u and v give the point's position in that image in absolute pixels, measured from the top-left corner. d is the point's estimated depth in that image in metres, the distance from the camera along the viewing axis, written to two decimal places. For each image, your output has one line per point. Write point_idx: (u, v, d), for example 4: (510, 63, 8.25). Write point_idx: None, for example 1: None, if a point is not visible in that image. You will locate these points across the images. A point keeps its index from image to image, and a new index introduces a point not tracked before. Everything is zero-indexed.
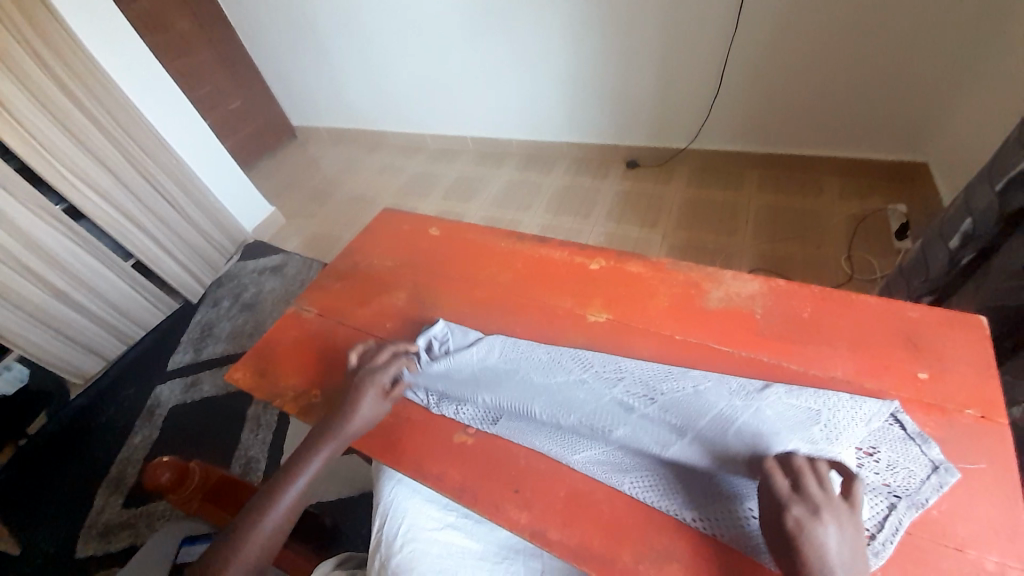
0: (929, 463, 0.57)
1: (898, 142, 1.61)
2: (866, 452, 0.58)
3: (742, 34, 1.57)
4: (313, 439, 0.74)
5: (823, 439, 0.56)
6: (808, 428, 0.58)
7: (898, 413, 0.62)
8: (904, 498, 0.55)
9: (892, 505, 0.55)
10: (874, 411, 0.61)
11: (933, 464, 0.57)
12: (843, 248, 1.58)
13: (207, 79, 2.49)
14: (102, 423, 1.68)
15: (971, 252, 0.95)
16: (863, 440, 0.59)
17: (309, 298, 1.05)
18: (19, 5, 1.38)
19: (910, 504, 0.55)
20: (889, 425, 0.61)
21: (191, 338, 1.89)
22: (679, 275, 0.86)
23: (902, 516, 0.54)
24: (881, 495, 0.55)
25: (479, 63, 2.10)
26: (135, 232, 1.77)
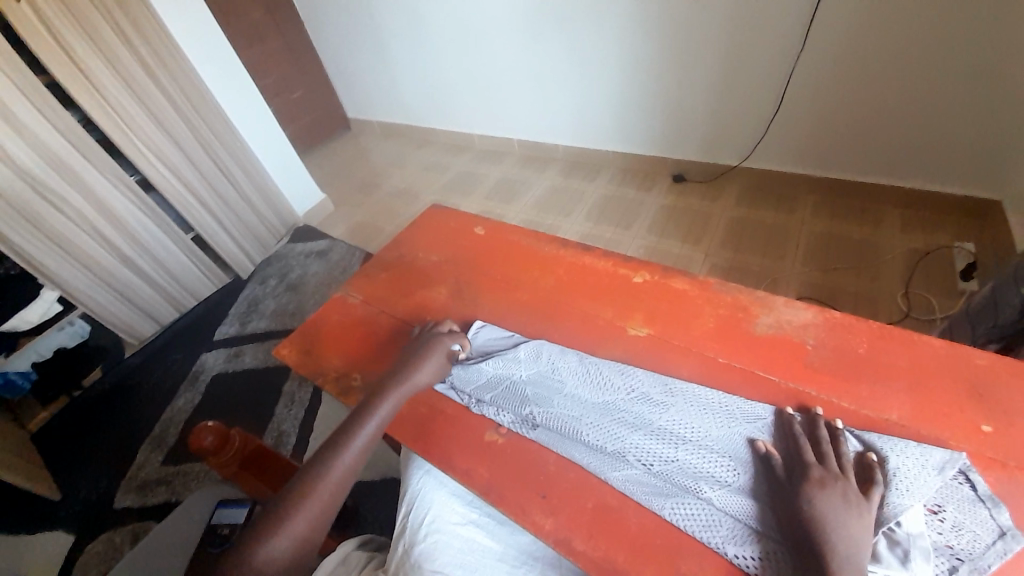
0: (996, 528, 0.54)
1: (973, 175, 1.50)
2: (929, 509, 0.56)
3: (808, 53, 1.52)
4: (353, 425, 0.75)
5: (890, 490, 0.56)
6: (872, 479, 0.57)
7: (970, 472, 0.58)
8: (967, 562, 0.52)
9: (953, 568, 0.52)
10: (943, 461, 0.58)
11: (1000, 530, 0.53)
12: (901, 284, 1.49)
13: (274, 68, 2.63)
14: (150, 383, 1.80)
15: None
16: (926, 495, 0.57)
17: (355, 284, 1.09)
18: None
19: (973, 568, 0.52)
20: (958, 484, 0.57)
21: (238, 313, 1.99)
22: (726, 296, 0.85)
23: None
24: (943, 556, 0.53)
25: (531, 68, 2.12)
26: (197, 208, 1.88)
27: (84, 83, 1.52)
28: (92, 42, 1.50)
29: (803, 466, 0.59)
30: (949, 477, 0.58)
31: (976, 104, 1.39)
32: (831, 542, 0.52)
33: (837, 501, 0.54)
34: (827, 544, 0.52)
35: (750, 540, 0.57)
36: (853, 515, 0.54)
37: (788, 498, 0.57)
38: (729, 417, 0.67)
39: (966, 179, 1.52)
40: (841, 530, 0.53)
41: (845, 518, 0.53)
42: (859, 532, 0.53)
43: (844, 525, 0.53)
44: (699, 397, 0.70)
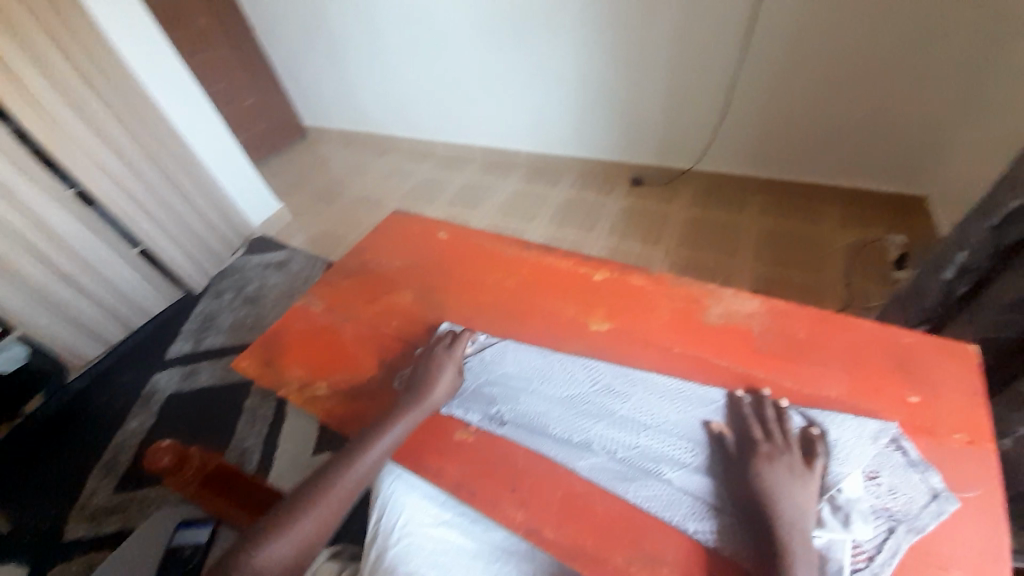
0: (930, 490, 0.59)
1: (899, 174, 1.65)
2: (868, 475, 0.61)
3: (751, 62, 1.63)
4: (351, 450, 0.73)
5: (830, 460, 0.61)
6: (813, 450, 0.62)
7: (901, 439, 0.64)
8: (904, 522, 0.57)
9: (891, 529, 0.57)
10: (878, 430, 0.64)
11: (933, 492, 0.59)
12: (841, 275, 1.61)
13: (224, 75, 2.54)
14: (99, 407, 1.69)
15: (966, 284, 0.99)
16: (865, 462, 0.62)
17: (317, 292, 1.07)
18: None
19: (910, 528, 0.57)
20: (891, 451, 0.63)
21: (192, 329, 1.90)
22: (680, 289, 0.89)
23: (901, 540, 0.56)
24: (881, 518, 0.58)
25: (490, 76, 2.15)
26: (145, 222, 1.79)
27: (21, 93, 1.43)
28: (25, 52, 1.42)
29: (753, 443, 0.64)
30: (884, 446, 0.63)
31: (895, 109, 1.54)
32: (779, 510, 0.57)
33: (785, 473, 0.60)
34: (774, 512, 0.57)
35: (705, 513, 0.61)
36: (799, 484, 0.59)
37: (741, 473, 0.62)
38: (684, 402, 0.71)
39: (893, 177, 1.67)
40: (788, 498, 0.58)
41: (792, 488, 0.59)
42: (806, 499, 0.58)
43: (790, 494, 0.58)
44: (658, 385, 0.74)
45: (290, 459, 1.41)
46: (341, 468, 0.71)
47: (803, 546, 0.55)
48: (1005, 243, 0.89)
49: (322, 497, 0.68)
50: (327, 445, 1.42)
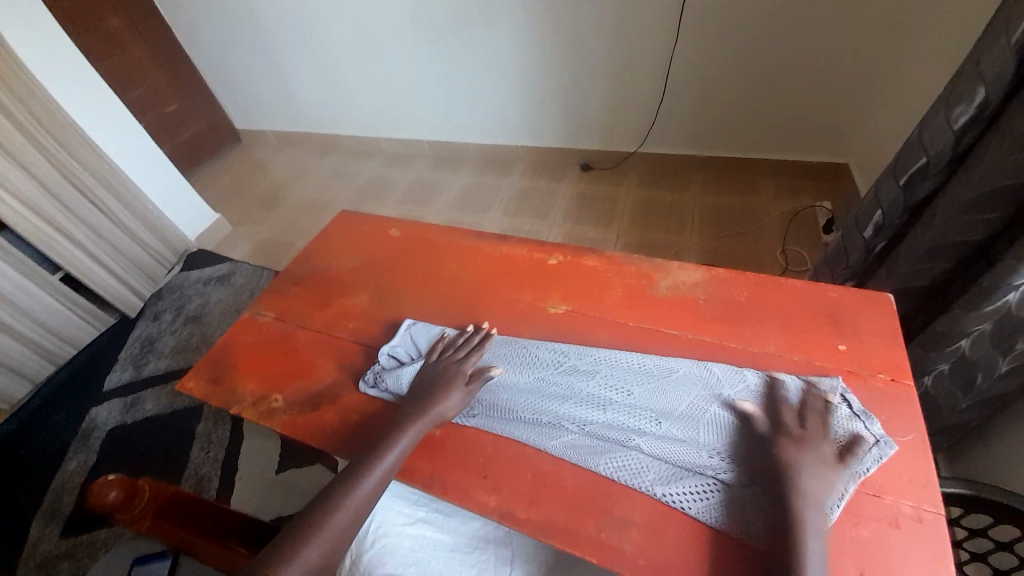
0: (872, 437, 0.62)
1: (822, 144, 1.77)
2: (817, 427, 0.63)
3: (684, 43, 1.69)
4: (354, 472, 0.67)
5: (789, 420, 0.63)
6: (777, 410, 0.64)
7: (847, 393, 0.67)
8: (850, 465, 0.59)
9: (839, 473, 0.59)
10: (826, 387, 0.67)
11: (874, 438, 0.62)
12: (778, 243, 1.72)
13: (140, 79, 2.35)
14: (30, 450, 1.54)
15: (883, 240, 1.09)
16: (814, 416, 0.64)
17: (265, 302, 1.02)
18: None
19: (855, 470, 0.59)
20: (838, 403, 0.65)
21: (130, 355, 1.77)
22: (631, 267, 0.92)
23: (847, 483, 0.58)
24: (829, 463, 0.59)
25: (432, 69, 2.12)
26: (64, 244, 1.64)
27: None
28: None
29: (774, 424, 0.63)
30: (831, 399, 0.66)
31: (815, 83, 1.65)
32: (798, 488, 0.56)
33: (803, 451, 0.59)
34: (793, 491, 0.56)
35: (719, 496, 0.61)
36: (819, 461, 0.58)
37: (760, 456, 0.61)
38: (648, 375, 0.73)
39: (815, 148, 1.79)
40: (811, 477, 0.57)
41: (812, 466, 0.58)
42: (828, 477, 0.57)
43: (812, 473, 0.57)
44: (632, 363, 0.75)
45: (253, 479, 1.35)
46: (349, 487, 0.65)
47: (817, 521, 0.55)
48: (914, 199, 0.99)
49: (325, 523, 0.61)
50: (291, 460, 1.37)
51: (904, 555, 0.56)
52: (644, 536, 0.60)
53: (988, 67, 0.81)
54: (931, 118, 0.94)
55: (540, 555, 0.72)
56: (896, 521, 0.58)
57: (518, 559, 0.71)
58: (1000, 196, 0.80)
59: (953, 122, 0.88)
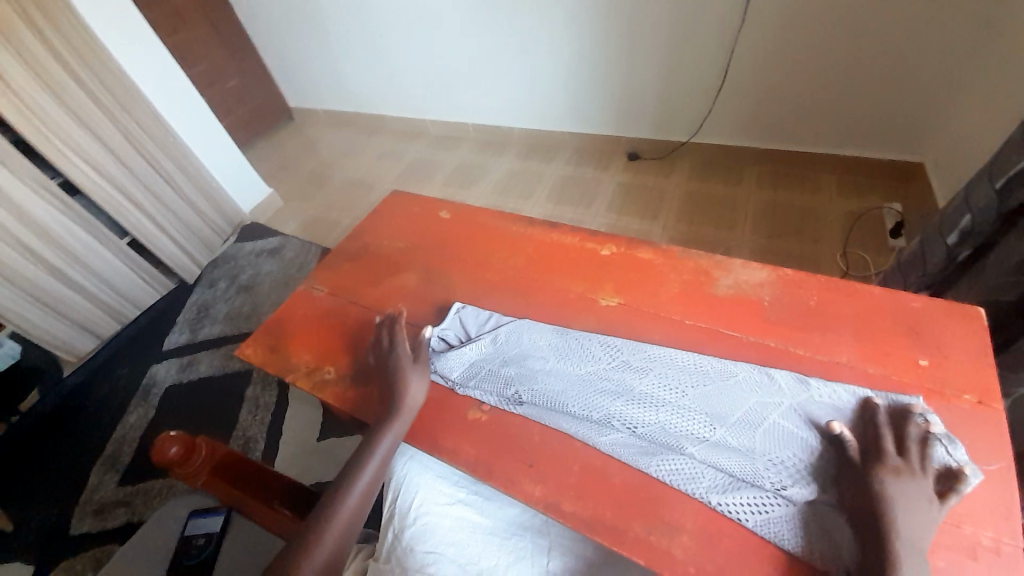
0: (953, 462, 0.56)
1: (898, 140, 1.63)
2: None
3: (751, 28, 1.58)
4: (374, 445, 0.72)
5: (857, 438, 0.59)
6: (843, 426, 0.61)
7: (926, 412, 0.61)
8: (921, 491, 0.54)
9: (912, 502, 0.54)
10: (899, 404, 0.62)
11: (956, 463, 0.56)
12: (839, 245, 1.61)
13: (204, 55, 2.44)
14: (96, 401, 1.67)
15: (969, 249, 0.98)
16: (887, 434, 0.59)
17: (318, 277, 1.05)
18: None
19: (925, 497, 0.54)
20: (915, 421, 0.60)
21: (187, 319, 1.88)
22: (688, 263, 0.88)
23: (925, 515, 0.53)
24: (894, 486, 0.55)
25: (482, 51, 2.09)
26: (132, 212, 1.75)
27: None
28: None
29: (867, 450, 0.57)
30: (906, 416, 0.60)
31: (897, 74, 1.52)
32: (896, 528, 0.51)
33: (907, 489, 0.53)
34: (889, 532, 0.51)
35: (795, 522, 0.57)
36: (921, 502, 0.52)
37: (854, 489, 0.55)
38: (704, 377, 0.70)
39: (887, 144, 1.66)
40: (911, 518, 0.51)
41: (914, 507, 0.52)
42: (929, 520, 0.52)
43: (913, 514, 0.52)
44: (692, 365, 0.72)
45: (295, 445, 1.41)
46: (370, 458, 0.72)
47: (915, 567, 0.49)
48: (1011, 204, 0.89)
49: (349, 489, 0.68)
50: (331, 431, 1.42)
51: None
52: (696, 544, 0.59)
53: None
54: None
55: (579, 548, 0.71)
56: (974, 553, 0.54)
57: (556, 550, 0.71)
58: None
59: None
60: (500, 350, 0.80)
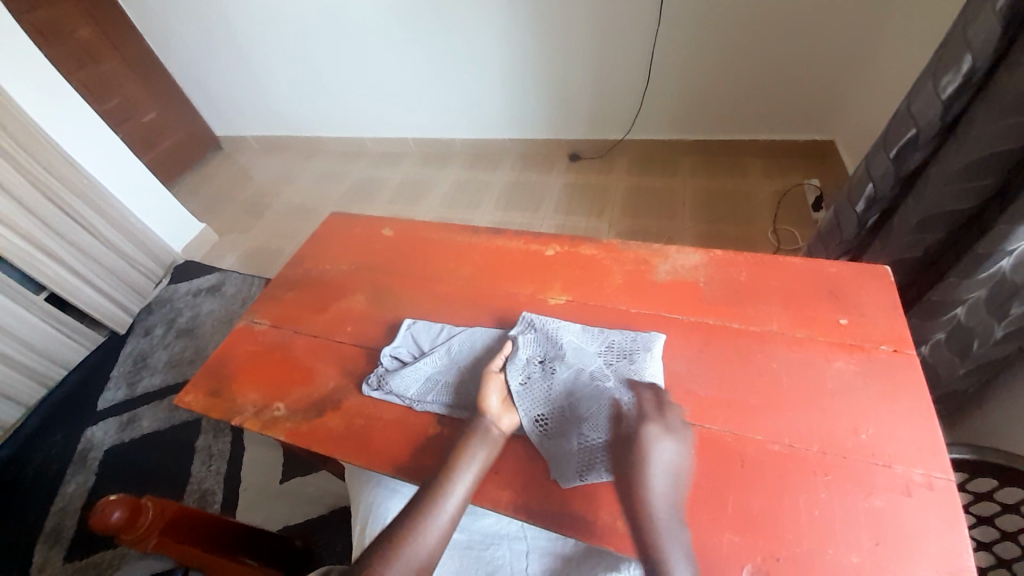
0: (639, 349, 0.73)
1: (807, 121, 1.78)
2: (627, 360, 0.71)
3: (667, 28, 1.68)
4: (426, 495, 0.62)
5: (617, 359, 0.71)
6: (617, 358, 0.72)
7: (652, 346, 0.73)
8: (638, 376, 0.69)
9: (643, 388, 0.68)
10: (647, 341, 0.74)
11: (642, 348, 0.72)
12: (770, 222, 1.72)
13: (115, 89, 2.29)
14: (26, 475, 1.50)
15: (876, 213, 1.09)
16: (625, 352, 0.72)
17: (260, 310, 1.00)
18: None
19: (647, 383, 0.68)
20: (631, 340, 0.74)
21: (122, 373, 1.74)
22: (629, 254, 0.92)
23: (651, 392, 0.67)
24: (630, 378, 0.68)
25: (414, 66, 2.08)
26: (47, 263, 1.60)
27: None
28: None
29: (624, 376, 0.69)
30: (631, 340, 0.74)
31: (799, 60, 1.65)
32: (648, 480, 0.59)
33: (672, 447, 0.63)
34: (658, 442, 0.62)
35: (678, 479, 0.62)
36: (670, 453, 0.62)
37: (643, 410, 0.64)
38: (587, 352, 0.73)
39: (800, 126, 1.80)
40: (664, 471, 0.61)
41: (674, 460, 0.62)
42: (681, 472, 0.62)
43: (661, 469, 0.61)
44: (587, 337, 0.76)
45: (257, 490, 1.34)
46: None
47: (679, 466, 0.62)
48: (905, 170, 0.99)
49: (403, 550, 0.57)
50: (295, 469, 1.35)
51: (918, 522, 0.56)
52: None
53: (976, 32, 0.81)
54: (919, 89, 0.94)
55: (555, 546, 0.71)
56: (908, 489, 0.58)
57: (533, 553, 0.71)
58: (991, 165, 0.80)
59: (942, 92, 0.88)
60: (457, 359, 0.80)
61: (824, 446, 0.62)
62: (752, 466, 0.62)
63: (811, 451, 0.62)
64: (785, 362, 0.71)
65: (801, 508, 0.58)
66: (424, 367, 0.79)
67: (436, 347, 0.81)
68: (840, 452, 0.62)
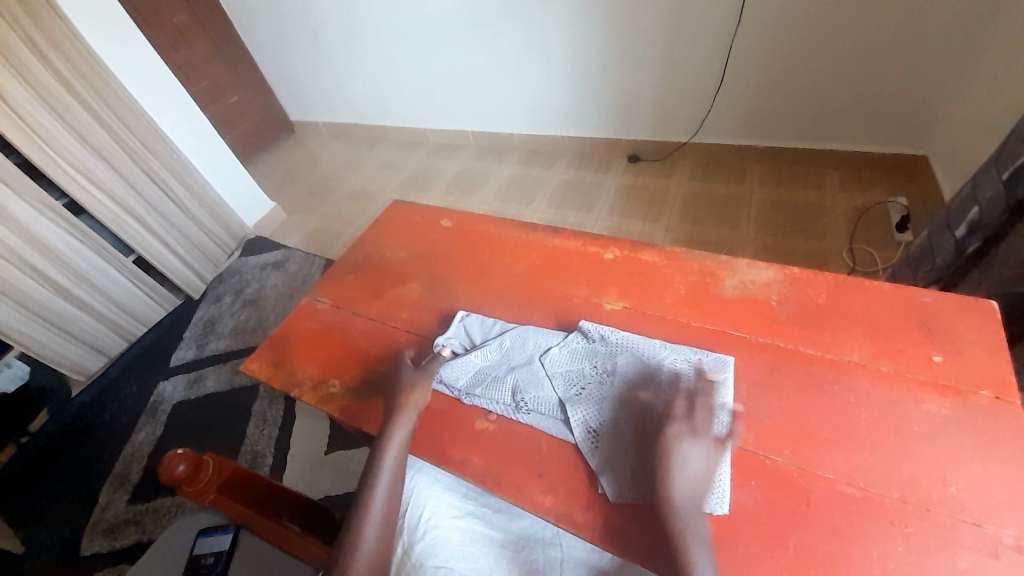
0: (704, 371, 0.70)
1: (900, 134, 1.62)
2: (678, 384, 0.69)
3: (746, 27, 1.58)
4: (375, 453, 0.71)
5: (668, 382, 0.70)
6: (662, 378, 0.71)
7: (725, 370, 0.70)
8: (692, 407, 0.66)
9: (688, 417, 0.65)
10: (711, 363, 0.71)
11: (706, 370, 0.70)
12: (845, 241, 1.59)
13: (205, 72, 2.47)
14: (106, 419, 1.67)
15: (978, 241, 0.96)
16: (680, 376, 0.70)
17: (322, 289, 1.05)
18: (27, 8, 1.38)
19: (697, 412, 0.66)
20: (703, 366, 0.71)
21: (194, 335, 1.88)
22: (693, 264, 0.88)
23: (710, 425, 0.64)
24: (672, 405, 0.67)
25: (478, 60, 2.10)
26: (137, 229, 1.76)
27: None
28: (7, 66, 1.38)
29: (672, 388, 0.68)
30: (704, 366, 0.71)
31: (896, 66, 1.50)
32: (670, 485, 0.58)
33: (696, 444, 0.60)
34: (675, 438, 0.60)
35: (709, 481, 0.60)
36: (702, 462, 0.59)
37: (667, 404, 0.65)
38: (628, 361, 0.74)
39: (890, 138, 1.64)
40: (683, 466, 0.58)
41: (700, 458, 0.59)
42: (708, 478, 0.59)
43: (688, 471, 0.58)
44: (653, 351, 0.74)
45: (304, 459, 1.41)
46: None
47: (701, 469, 0.59)
48: (1016, 196, 0.87)
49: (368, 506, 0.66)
50: (338, 442, 1.41)
51: None
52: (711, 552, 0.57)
53: None
54: None
55: (591, 558, 0.70)
56: (998, 554, 0.52)
57: (568, 561, 0.70)
58: None
59: None
60: (511, 357, 0.79)
61: (904, 494, 0.57)
62: (818, 505, 0.58)
63: (888, 498, 0.57)
64: (864, 397, 0.65)
65: (872, 559, 0.53)
66: (478, 361, 0.80)
67: (490, 342, 0.82)
68: (922, 502, 0.56)
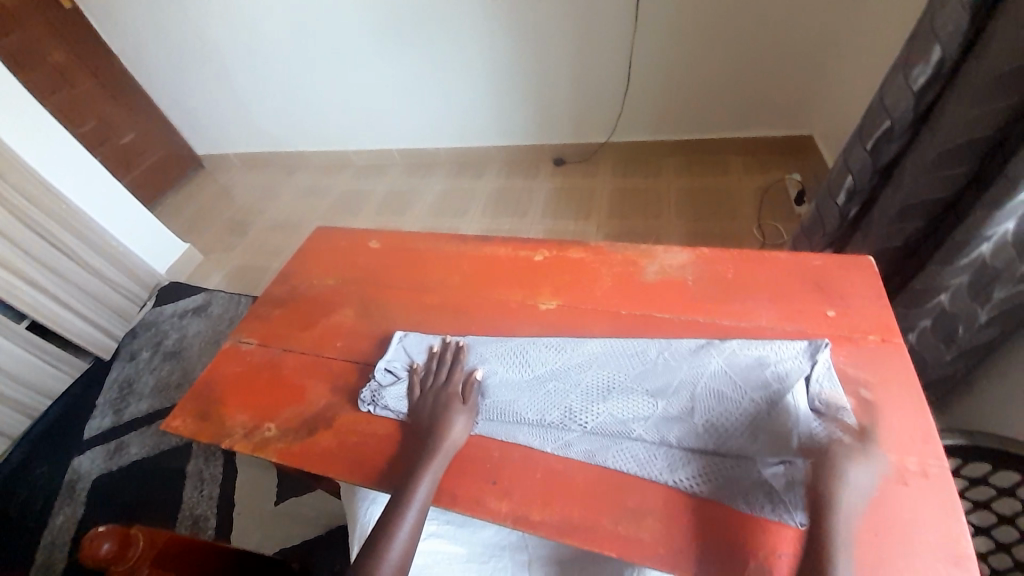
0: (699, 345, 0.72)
1: (785, 118, 1.81)
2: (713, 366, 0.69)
3: (642, 29, 1.70)
4: (411, 475, 0.68)
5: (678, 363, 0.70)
6: (612, 366, 0.73)
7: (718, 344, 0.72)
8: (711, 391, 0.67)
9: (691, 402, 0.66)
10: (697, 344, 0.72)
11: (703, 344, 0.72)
12: (754, 218, 1.74)
13: (93, 111, 2.26)
14: (11, 510, 1.46)
15: (857, 205, 1.10)
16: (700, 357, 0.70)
17: (246, 329, 0.99)
18: None
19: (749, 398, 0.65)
20: (644, 349, 0.74)
21: (109, 400, 1.69)
22: (617, 256, 0.92)
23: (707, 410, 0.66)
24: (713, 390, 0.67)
25: (394, 78, 2.08)
26: (26, 291, 1.56)
27: None
28: None
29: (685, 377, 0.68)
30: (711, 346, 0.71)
31: (774, 58, 1.68)
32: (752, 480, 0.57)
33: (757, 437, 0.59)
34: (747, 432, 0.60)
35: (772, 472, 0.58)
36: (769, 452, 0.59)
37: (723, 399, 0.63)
38: (568, 357, 0.76)
39: (780, 122, 1.83)
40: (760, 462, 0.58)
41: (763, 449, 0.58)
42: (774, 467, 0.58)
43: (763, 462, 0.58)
44: (589, 347, 0.76)
45: (251, 514, 1.31)
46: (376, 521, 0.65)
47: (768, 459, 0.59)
48: (883, 162, 1.01)
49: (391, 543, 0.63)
50: (289, 489, 1.33)
51: (914, 508, 0.56)
52: (660, 524, 0.60)
53: (944, 23, 0.83)
54: (890, 82, 0.96)
55: (558, 552, 0.71)
56: (904, 478, 0.58)
57: (535, 561, 0.71)
58: (968, 154, 0.82)
59: (913, 84, 0.90)
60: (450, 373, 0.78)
61: None
62: None
63: None
64: None
65: None
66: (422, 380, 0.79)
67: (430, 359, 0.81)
68: None
